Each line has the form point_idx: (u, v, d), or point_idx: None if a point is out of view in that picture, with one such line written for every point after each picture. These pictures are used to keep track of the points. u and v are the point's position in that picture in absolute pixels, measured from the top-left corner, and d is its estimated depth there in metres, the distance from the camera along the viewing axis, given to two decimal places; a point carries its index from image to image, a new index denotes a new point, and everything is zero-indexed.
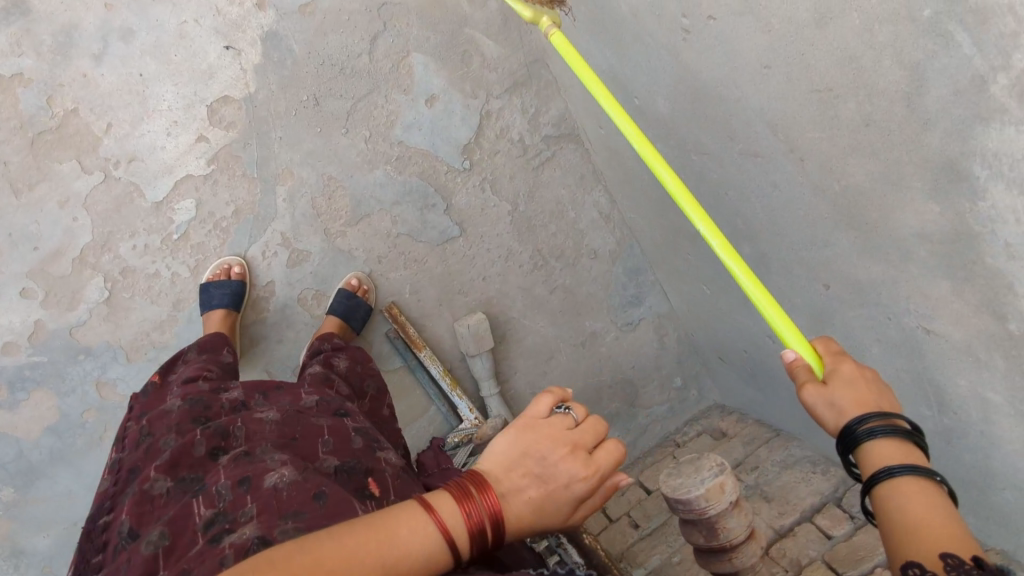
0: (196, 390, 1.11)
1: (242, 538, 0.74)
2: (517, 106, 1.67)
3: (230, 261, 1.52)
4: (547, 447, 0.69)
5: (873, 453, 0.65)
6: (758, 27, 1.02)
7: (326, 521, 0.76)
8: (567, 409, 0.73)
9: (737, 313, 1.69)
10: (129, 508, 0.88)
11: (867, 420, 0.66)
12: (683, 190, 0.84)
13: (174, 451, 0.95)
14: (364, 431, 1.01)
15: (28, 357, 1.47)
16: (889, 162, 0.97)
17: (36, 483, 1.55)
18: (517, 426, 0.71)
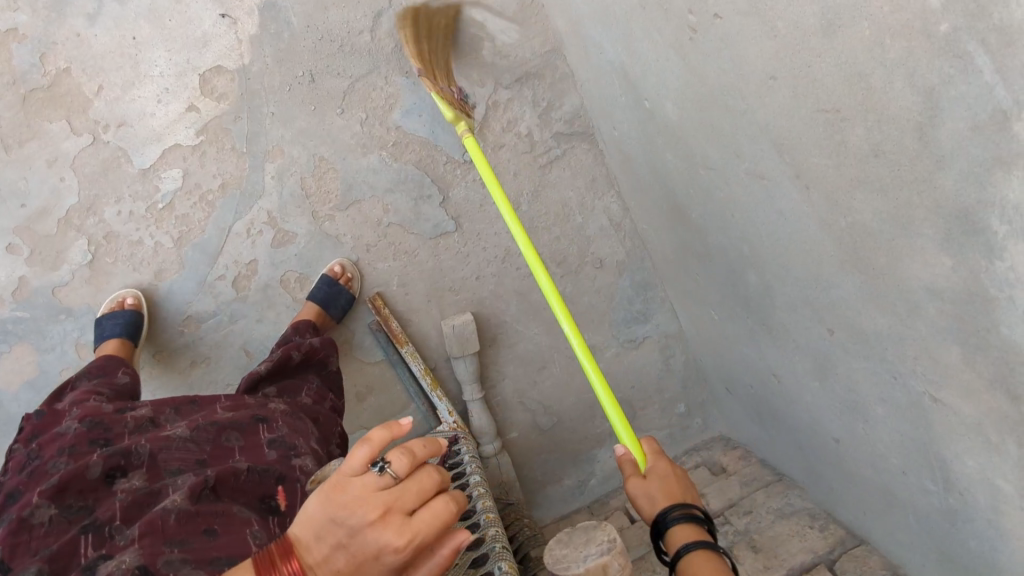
0: (97, 408, 1.06)
1: (121, 568, 0.76)
2: (527, 98, 1.57)
3: (124, 294, 1.45)
4: (353, 512, 0.61)
5: (674, 537, 0.89)
6: (763, 33, 0.83)
7: (213, 554, 0.81)
8: (384, 467, 0.64)
9: (743, 345, 1.55)
10: (3, 539, 0.84)
11: (671, 511, 0.90)
12: (554, 294, 1.07)
13: (64, 475, 0.91)
14: (278, 442, 1.06)
15: (12, 311, 1.44)
16: (896, 201, 0.81)
17: (16, 433, 1.52)
18: (325, 486, 0.63)
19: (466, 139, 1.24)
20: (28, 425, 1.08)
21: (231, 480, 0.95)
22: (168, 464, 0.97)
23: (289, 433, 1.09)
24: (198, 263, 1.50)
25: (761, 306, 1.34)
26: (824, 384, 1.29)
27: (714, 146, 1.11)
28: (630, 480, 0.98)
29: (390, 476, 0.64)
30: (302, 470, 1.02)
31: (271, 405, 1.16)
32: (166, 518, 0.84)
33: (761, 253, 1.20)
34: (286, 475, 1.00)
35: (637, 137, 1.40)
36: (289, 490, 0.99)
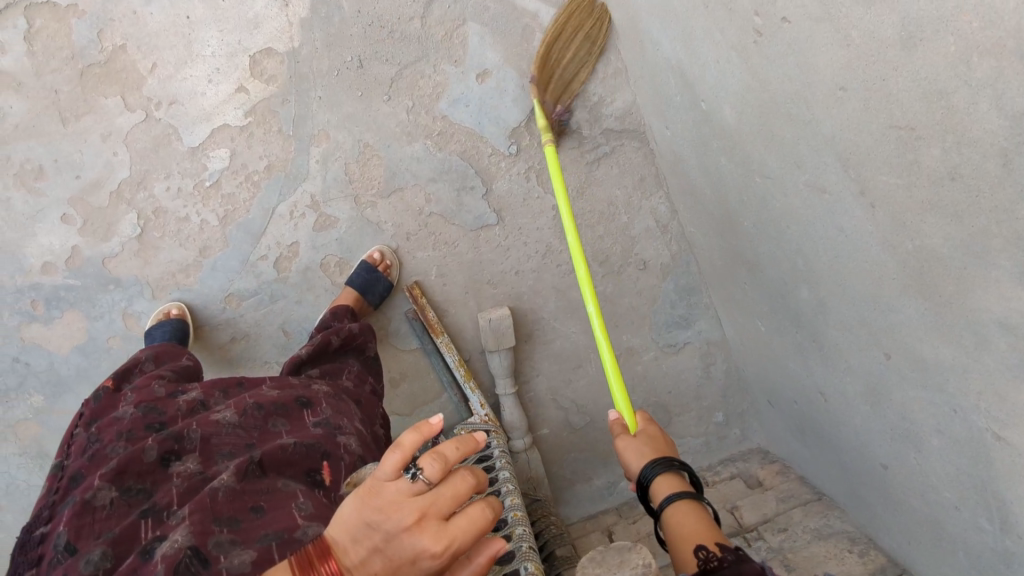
0: (151, 395, 0.98)
1: (174, 547, 0.68)
2: (578, 92, 1.52)
3: (169, 306, 1.49)
4: (387, 519, 0.51)
5: (657, 490, 0.85)
6: (836, 40, 0.77)
7: (261, 531, 0.72)
8: (416, 473, 0.52)
9: (789, 359, 1.49)
10: (66, 521, 0.77)
11: (650, 467, 0.87)
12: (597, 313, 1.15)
13: (121, 459, 0.83)
14: (324, 421, 0.96)
15: (64, 280, 1.47)
16: (973, 229, 0.74)
17: (64, 396, 1.53)
18: (358, 488, 0.53)
19: (546, 147, 1.37)
20: (87, 410, 1.00)
21: (278, 455, 0.85)
22: (219, 446, 0.88)
23: (335, 414, 1.00)
24: (242, 242, 1.51)
25: (813, 322, 1.28)
26: (874, 408, 1.23)
27: (774, 153, 1.05)
28: (620, 440, 0.95)
29: (424, 482, 0.52)
30: (348, 448, 0.92)
31: (315, 386, 1.06)
32: (214, 495, 0.76)
33: (818, 268, 1.13)
34: (332, 450, 0.89)
35: (692, 139, 1.34)
36: (334, 466, 0.88)
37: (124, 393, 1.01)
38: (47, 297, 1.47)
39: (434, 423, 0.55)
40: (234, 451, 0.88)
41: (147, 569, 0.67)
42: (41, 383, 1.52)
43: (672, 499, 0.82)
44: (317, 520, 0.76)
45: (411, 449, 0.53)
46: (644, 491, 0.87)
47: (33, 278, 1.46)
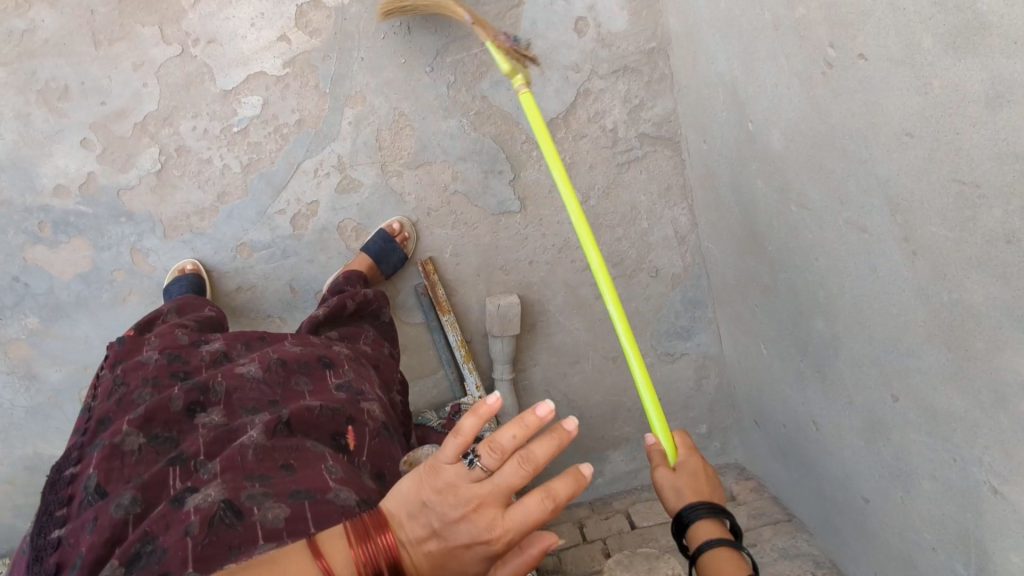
0: (175, 341, 1.00)
1: (208, 501, 0.70)
2: (620, 92, 1.51)
3: (184, 263, 1.48)
4: (443, 504, 0.52)
5: (698, 533, 0.83)
6: (913, 87, 0.77)
7: (292, 487, 0.73)
8: (474, 459, 0.53)
9: (786, 385, 1.50)
10: (97, 463, 0.80)
11: (695, 508, 0.84)
12: (603, 272, 0.97)
13: (149, 406, 0.86)
14: (347, 384, 0.97)
15: (76, 205, 1.43)
16: (1018, 291, 0.75)
17: (59, 321, 1.50)
18: (420, 468, 0.55)
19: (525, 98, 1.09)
20: (112, 351, 1.00)
21: (304, 416, 0.85)
22: (243, 400, 0.90)
23: (357, 378, 1.00)
24: (262, 193, 1.48)
25: (821, 354, 1.29)
26: (868, 446, 1.25)
27: (817, 184, 1.06)
28: (658, 473, 0.89)
29: (482, 470, 0.52)
30: (370, 415, 0.92)
31: (336, 347, 1.06)
32: (244, 452, 0.77)
33: (841, 301, 1.13)
34: (356, 416, 0.90)
35: (730, 157, 1.34)
36: (358, 431, 0.88)
37: (149, 335, 1.02)
38: (55, 220, 1.44)
39: (491, 406, 0.53)
40: (257, 406, 0.89)
41: (178, 518, 0.69)
42: (37, 305, 1.48)
43: (712, 544, 0.80)
44: (348, 483, 0.76)
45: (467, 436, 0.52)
46: (683, 534, 0.85)
47: (45, 199, 1.42)
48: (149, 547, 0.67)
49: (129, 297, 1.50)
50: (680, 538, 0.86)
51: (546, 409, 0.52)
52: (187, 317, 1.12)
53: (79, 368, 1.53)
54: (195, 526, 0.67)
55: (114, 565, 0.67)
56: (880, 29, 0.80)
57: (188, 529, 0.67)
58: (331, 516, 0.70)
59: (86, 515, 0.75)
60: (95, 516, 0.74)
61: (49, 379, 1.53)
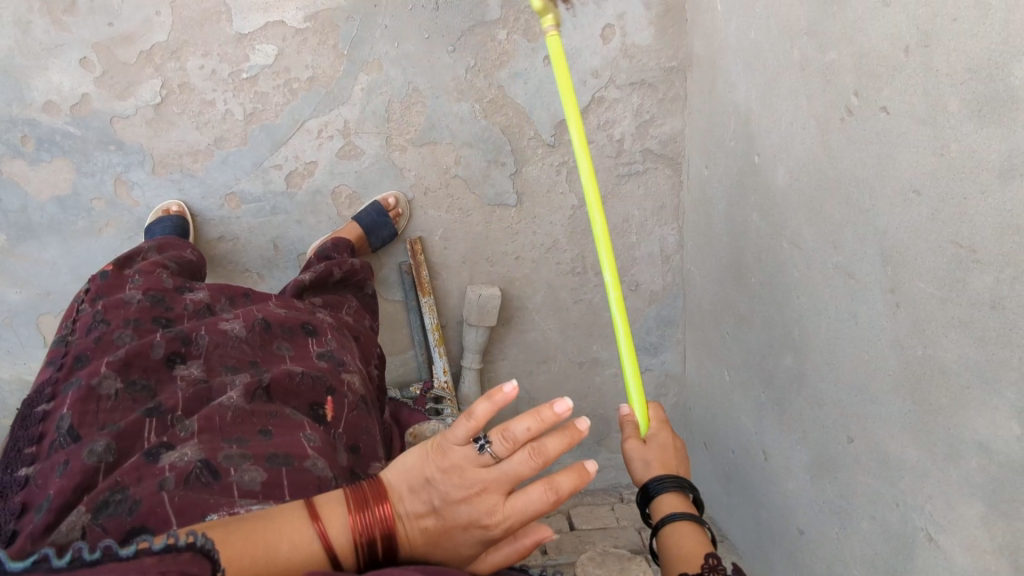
0: (160, 284, 0.98)
1: (184, 460, 0.68)
2: (633, 105, 1.53)
3: (169, 204, 1.44)
4: (447, 484, 0.53)
5: (661, 505, 0.85)
6: (930, 147, 0.81)
7: (270, 450, 0.72)
8: (484, 445, 0.52)
9: (743, 414, 1.55)
10: (71, 404, 0.76)
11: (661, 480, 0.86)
12: (605, 238, 0.96)
13: (128, 350, 0.83)
14: (329, 354, 0.95)
15: (64, 125, 1.38)
16: (992, 355, 0.80)
17: (26, 242, 1.45)
18: (429, 444, 0.55)
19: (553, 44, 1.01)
20: (92, 285, 0.97)
21: (285, 383, 0.85)
22: (223, 357, 0.88)
23: (340, 348, 0.99)
24: (260, 145, 1.45)
25: (784, 389, 1.34)
26: (815, 481, 1.28)
27: (813, 227, 1.10)
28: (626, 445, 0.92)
29: (491, 456, 0.52)
30: (350, 387, 0.91)
31: (319, 314, 1.05)
32: (223, 414, 0.76)
33: (814, 340, 1.17)
34: (337, 386, 0.89)
35: (730, 186, 1.38)
36: (338, 403, 0.87)
37: (133, 273, 1.00)
38: (40, 137, 1.38)
39: (507, 394, 0.52)
40: (237, 365, 0.88)
41: (151, 472, 0.66)
42: (5, 223, 1.43)
43: (675, 521, 0.82)
44: (324, 454, 0.75)
45: (478, 420, 0.52)
46: (648, 505, 0.87)
47: (32, 113, 1.37)
48: (119, 497, 0.64)
49: (105, 228, 1.46)
50: (644, 508, 0.88)
51: (565, 407, 0.51)
52: (168, 256, 1.09)
53: (40, 294, 1.49)
54: (171, 481, 0.65)
55: (80, 511, 0.62)
56: (907, 86, 0.83)
57: (164, 483, 0.65)
58: (309, 487, 0.69)
59: (57, 457, 0.71)
60: (66, 459, 0.70)
61: (6, 299, 1.48)
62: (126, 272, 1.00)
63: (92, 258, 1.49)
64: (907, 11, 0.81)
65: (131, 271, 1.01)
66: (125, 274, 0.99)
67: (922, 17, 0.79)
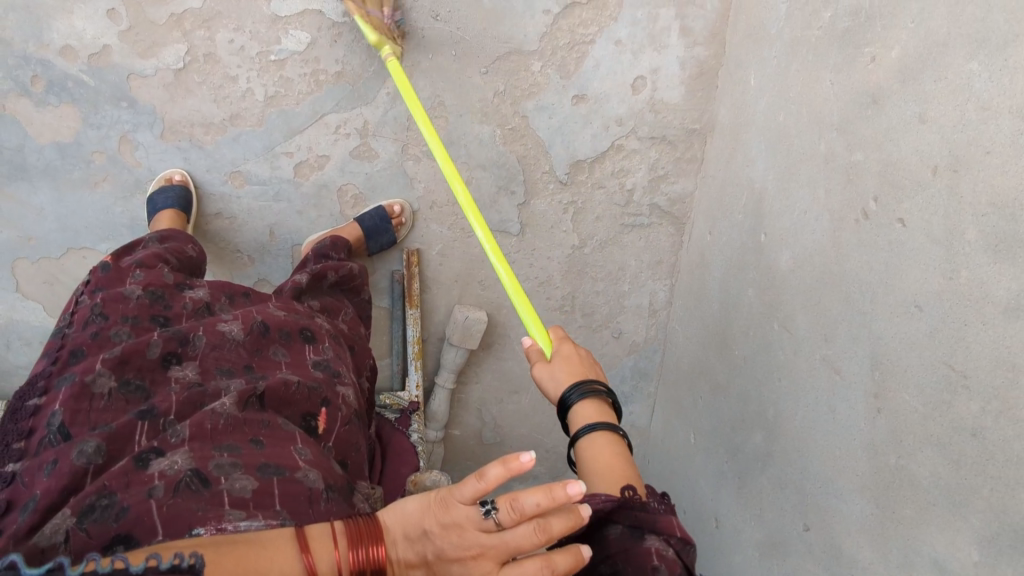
0: (160, 279, 0.97)
1: (174, 469, 0.65)
2: (649, 159, 1.53)
3: (172, 172, 1.44)
4: (448, 541, 0.54)
5: (578, 416, 0.89)
6: (940, 268, 0.84)
7: (261, 461, 0.70)
8: (490, 510, 0.54)
9: (700, 480, 1.54)
10: (63, 400, 0.75)
11: (575, 389, 0.91)
12: (469, 205, 1.14)
13: (125, 347, 0.81)
14: (324, 364, 0.95)
15: (78, 72, 1.35)
16: (964, 480, 0.81)
17: (17, 182, 1.43)
18: (434, 495, 0.56)
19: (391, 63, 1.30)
20: (93, 276, 0.96)
21: (280, 392, 0.82)
22: (219, 360, 0.86)
23: (335, 358, 0.98)
24: (275, 129, 1.44)
25: (747, 465, 1.33)
26: (761, 559, 1.27)
27: (808, 316, 1.11)
28: (539, 365, 0.98)
29: (495, 523, 0.54)
30: (344, 401, 0.91)
31: (318, 320, 1.05)
32: (215, 421, 0.73)
33: (787, 424, 1.18)
34: (331, 399, 0.88)
35: (731, 258, 1.39)
36: (331, 416, 0.87)
37: (135, 266, 0.98)
38: (51, 79, 1.35)
39: (525, 465, 0.52)
40: (231, 369, 0.86)
41: (140, 479, 0.64)
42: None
43: (590, 429, 0.85)
44: (317, 467, 0.74)
45: (488, 483, 0.52)
46: (567, 417, 0.91)
47: (47, 54, 1.33)
48: (106, 503, 0.62)
49: (101, 182, 1.45)
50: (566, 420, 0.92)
51: (576, 492, 0.54)
52: (167, 247, 1.08)
53: (20, 237, 1.48)
54: (160, 490, 0.63)
55: (66, 514, 0.61)
56: (928, 204, 0.86)
57: (153, 491, 0.62)
58: (300, 499, 0.67)
59: (46, 455, 0.70)
60: (54, 458, 0.69)
61: None
62: (125, 263, 0.99)
63: (82, 210, 1.47)
64: (943, 134, 0.83)
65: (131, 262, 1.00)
66: (126, 266, 0.98)
67: (957, 143, 0.81)
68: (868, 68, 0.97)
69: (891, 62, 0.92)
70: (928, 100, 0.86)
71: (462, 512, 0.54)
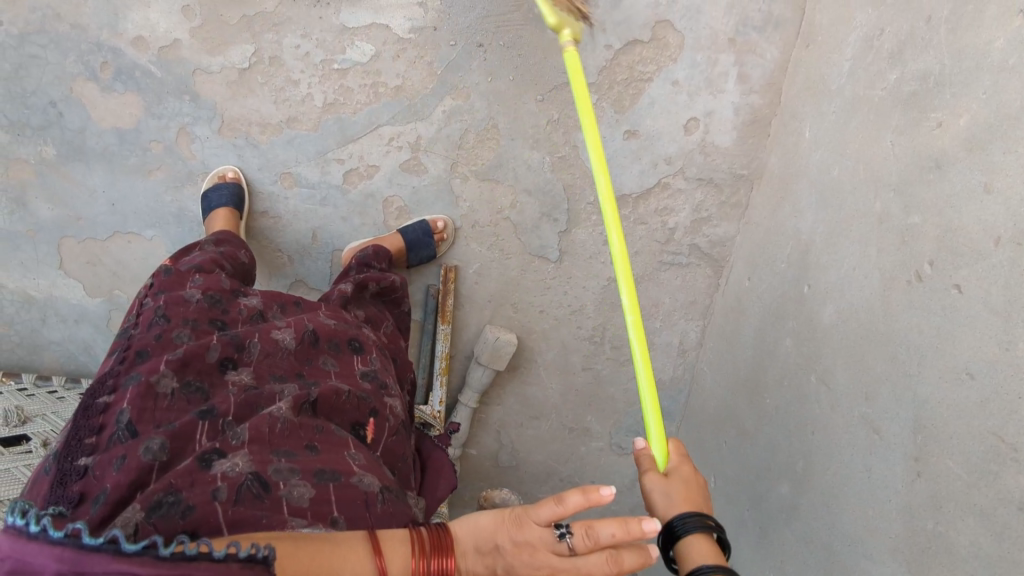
0: (218, 284, 0.99)
1: (235, 471, 0.67)
2: (694, 200, 1.54)
3: (226, 168, 1.46)
4: (521, 557, 0.60)
5: (690, 550, 0.72)
6: (996, 337, 0.84)
7: (318, 467, 0.71)
8: (566, 534, 0.59)
9: (718, 525, 1.52)
10: (130, 398, 0.76)
11: (688, 518, 0.74)
12: (622, 260, 0.93)
13: (187, 350, 0.82)
14: (371, 373, 0.96)
15: (147, 62, 1.38)
16: (1006, 553, 0.80)
17: (76, 163, 1.46)
18: (512, 512, 0.61)
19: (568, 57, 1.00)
20: (155, 280, 0.98)
21: (332, 400, 0.84)
22: (272, 367, 0.88)
23: (383, 369, 0.99)
24: (329, 135, 1.46)
25: (770, 515, 1.31)
26: None
27: (848, 372, 1.11)
28: (648, 476, 0.81)
29: (568, 547, 0.59)
30: (392, 411, 0.92)
31: (366, 330, 1.06)
32: (272, 425, 0.75)
33: (816, 479, 1.17)
34: (380, 409, 0.89)
35: (770, 306, 1.39)
36: (379, 426, 0.88)
37: (193, 272, 1.01)
38: (120, 67, 1.39)
39: (602, 496, 0.60)
40: (284, 376, 0.87)
41: (203, 479, 0.65)
42: (62, 138, 1.44)
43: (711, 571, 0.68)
44: (371, 472, 0.76)
45: (569, 507, 0.59)
46: (676, 546, 0.74)
47: (119, 42, 1.37)
48: (172, 499, 0.62)
49: (155, 171, 1.47)
50: (669, 551, 0.75)
51: (652, 527, 0.58)
52: (222, 251, 1.12)
53: (71, 216, 1.51)
54: (224, 493, 0.64)
55: (135, 509, 0.61)
56: (988, 273, 0.86)
57: (217, 493, 0.64)
58: (357, 503, 0.70)
59: (114, 451, 0.71)
60: (123, 454, 0.70)
61: (38, 212, 1.51)
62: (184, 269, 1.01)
63: (133, 196, 1.49)
64: (1008, 206, 0.83)
65: (190, 267, 1.02)
66: (185, 271, 1.00)
67: (1022, 215, 0.81)
68: (933, 133, 0.97)
69: (958, 130, 0.93)
70: (994, 170, 0.86)
71: (536, 532, 0.59)
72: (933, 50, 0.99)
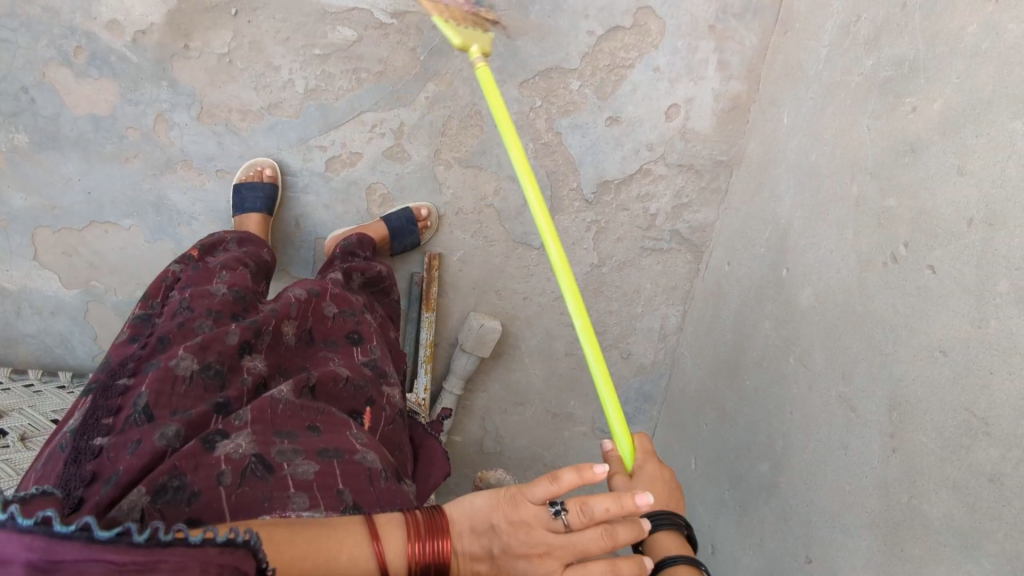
0: (243, 280, 1.01)
1: (239, 453, 0.68)
2: (675, 185, 1.56)
3: (263, 163, 1.46)
4: (517, 536, 0.60)
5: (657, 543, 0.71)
6: (968, 315, 0.87)
7: (321, 445, 0.73)
8: (561, 512, 0.60)
9: (698, 505, 1.55)
10: (150, 381, 0.77)
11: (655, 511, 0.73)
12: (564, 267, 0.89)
13: (206, 335, 0.84)
14: (372, 362, 0.97)
15: (122, 47, 1.36)
16: (978, 524, 0.83)
17: (50, 150, 1.43)
18: (506, 491, 0.62)
19: None
20: (183, 274, 1.01)
21: (329, 387, 0.86)
22: (277, 360, 0.90)
23: (383, 358, 1.00)
24: (311, 122, 1.45)
25: (748, 493, 1.35)
26: None
27: (825, 352, 1.14)
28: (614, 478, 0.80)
29: (564, 524, 0.60)
30: (389, 401, 0.92)
31: (370, 319, 1.07)
32: (275, 406, 0.76)
33: (794, 459, 1.20)
34: (376, 399, 0.90)
35: (750, 289, 1.41)
36: (375, 414, 0.89)
37: (220, 268, 1.03)
38: (94, 52, 1.36)
39: (596, 474, 0.62)
40: (288, 370, 0.90)
41: (207, 461, 0.67)
42: (34, 125, 1.41)
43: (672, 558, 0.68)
44: (373, 449, 0.77)
45: (565, 485, 0.60)
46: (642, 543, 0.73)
47: (93, 27, 1.34)
48: (177, 484, 0.65)
49: (132, 159, 1.45)
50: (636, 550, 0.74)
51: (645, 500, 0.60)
52: (246, 252, 1.14)
53: (45, 205, 1.48)
54: (228, 477, 0.66)
55: (140, 492, 0.63)
56: (961, 254, 0.89)
57: (221, 478, 0.66)
58: (360, 477, 0.71)
59: (131, 433, 0.72)
60: (138, 438, 0.71)
61: (10, 201, 1.47)
62: (212, 265, 1.05)
63: (110, 184, 1.47)
64: (980, 188, 0.86)
65: (217, 264, 1.05)
66: (213, 268, 1.03)
67: (993, 198, 0.84)
68: (908, 118, 1.00)
69: (932, 114, 0.95)
70: (967, 153, 0.89)
71: (530, 511, 0.60)
72: (909, 36, 1.01)
